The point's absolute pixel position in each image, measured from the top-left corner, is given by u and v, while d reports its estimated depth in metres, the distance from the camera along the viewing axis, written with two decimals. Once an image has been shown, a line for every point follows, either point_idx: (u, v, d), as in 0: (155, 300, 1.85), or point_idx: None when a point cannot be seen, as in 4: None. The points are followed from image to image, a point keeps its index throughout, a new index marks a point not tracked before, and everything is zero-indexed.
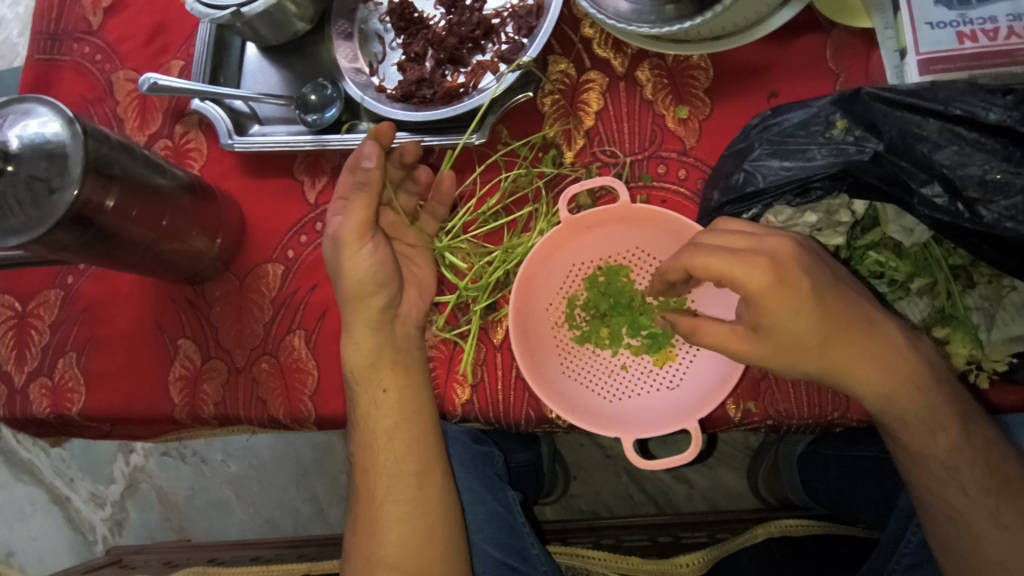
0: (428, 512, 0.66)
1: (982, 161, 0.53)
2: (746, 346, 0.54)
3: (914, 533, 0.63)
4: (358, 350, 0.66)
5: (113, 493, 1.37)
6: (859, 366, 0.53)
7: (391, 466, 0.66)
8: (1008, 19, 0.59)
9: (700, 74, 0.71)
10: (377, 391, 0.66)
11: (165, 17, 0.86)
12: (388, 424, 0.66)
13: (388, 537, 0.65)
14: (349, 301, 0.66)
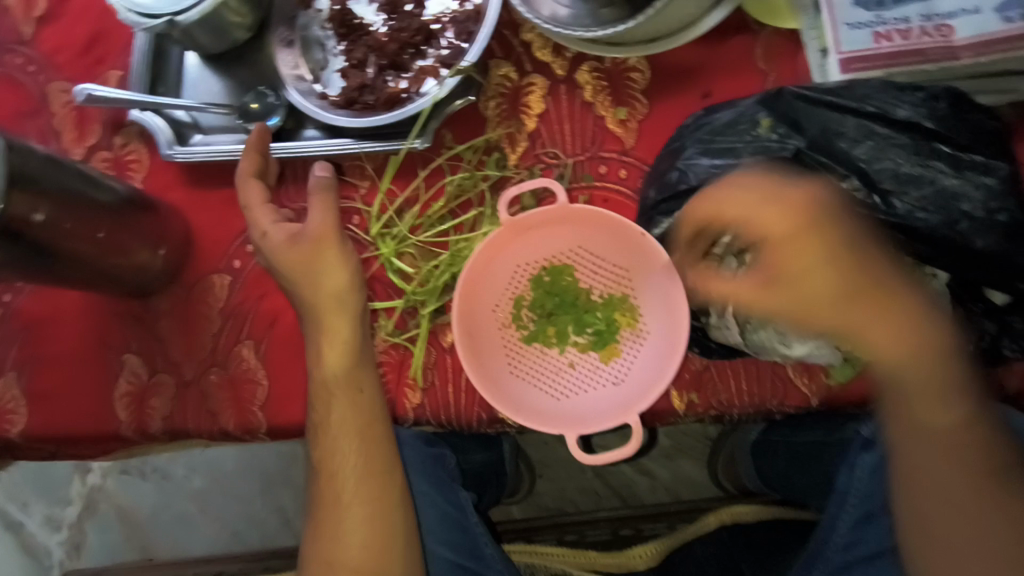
0: (392, 511, 0.66)
1: (894, 155, 0.56)
2: (758, 297, 0.57)
3: (846, 514, 0.66)
4: (329, 350, 0.64)
5: (69, 516, 1.33)
6: (873, 324, 0.55)
7: (355, 469, 0.65)
8: (920, 19, 0.61)
9: (637, 76, 0.73)
10: (341, 392, 0.63)
11: (102, 27, 0.85)
12: (351, 425, 0.64)
13: (350, 540, 0.64)
14: (319, 302, 0.64)
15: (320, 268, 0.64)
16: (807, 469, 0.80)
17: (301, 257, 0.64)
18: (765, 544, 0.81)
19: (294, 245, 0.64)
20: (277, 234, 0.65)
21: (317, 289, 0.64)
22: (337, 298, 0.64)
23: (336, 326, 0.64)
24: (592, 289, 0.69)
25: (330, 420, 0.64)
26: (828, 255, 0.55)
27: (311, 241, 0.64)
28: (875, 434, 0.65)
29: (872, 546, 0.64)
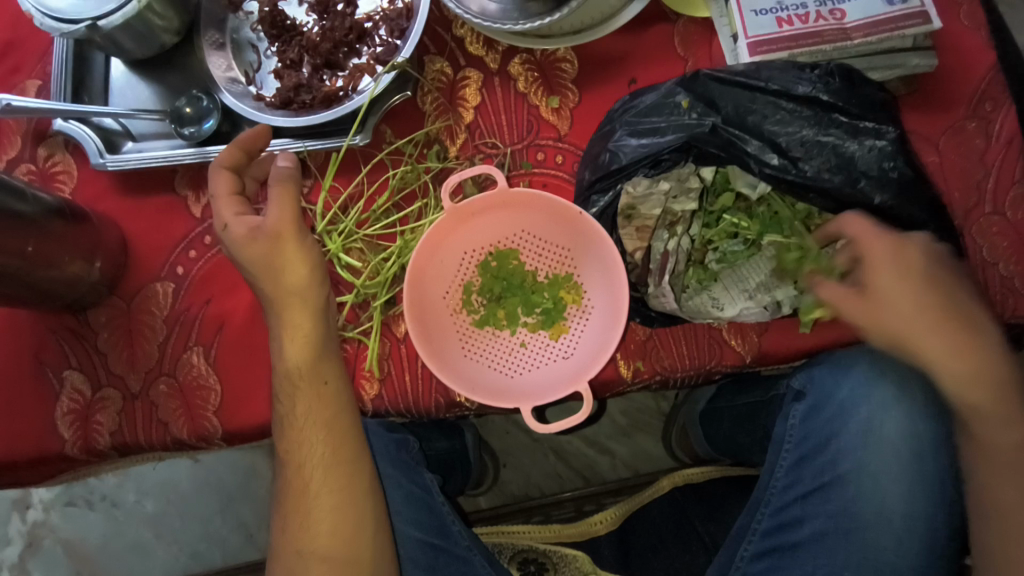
0: (359, 499, 0.65)
1: (800, 126, 0.62)
2: (857, 306, 0.60)
3: (785, 457, 0.72)
4: (292, 348, 0.63)
5: (11, 555, 1.26)
6: (924, 339, 0.59)
7: (322, 460, 0.64)
8: (815, 5, 0.69)
9: (567, 66, 0.76)
10: (305, 385, 0.64)
11: (16, 35, 0.81)
12: (318, 418, 0.64)
13: (319, 528, 0.64)
14: (279, 299, 0.63)
15: (281, 266, 0.63)
16: (749, 427, 0.85)
17: (261, 255, 0.62)
18: (713, 499, 0.87)
19: (255, 243, 0.62)
20: (238, 231, 0.62)
21: (281, 286, 0.63)
22: (299, 294, 0.64)
23: (298, 323, 0.64)
24: (537, 271, 0.72)
25: (296, 415, 0.64)
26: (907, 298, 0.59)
27: (275, 237, 0.62)
28: (803, 384, 0.71)
29: (806, 485, 0.70)
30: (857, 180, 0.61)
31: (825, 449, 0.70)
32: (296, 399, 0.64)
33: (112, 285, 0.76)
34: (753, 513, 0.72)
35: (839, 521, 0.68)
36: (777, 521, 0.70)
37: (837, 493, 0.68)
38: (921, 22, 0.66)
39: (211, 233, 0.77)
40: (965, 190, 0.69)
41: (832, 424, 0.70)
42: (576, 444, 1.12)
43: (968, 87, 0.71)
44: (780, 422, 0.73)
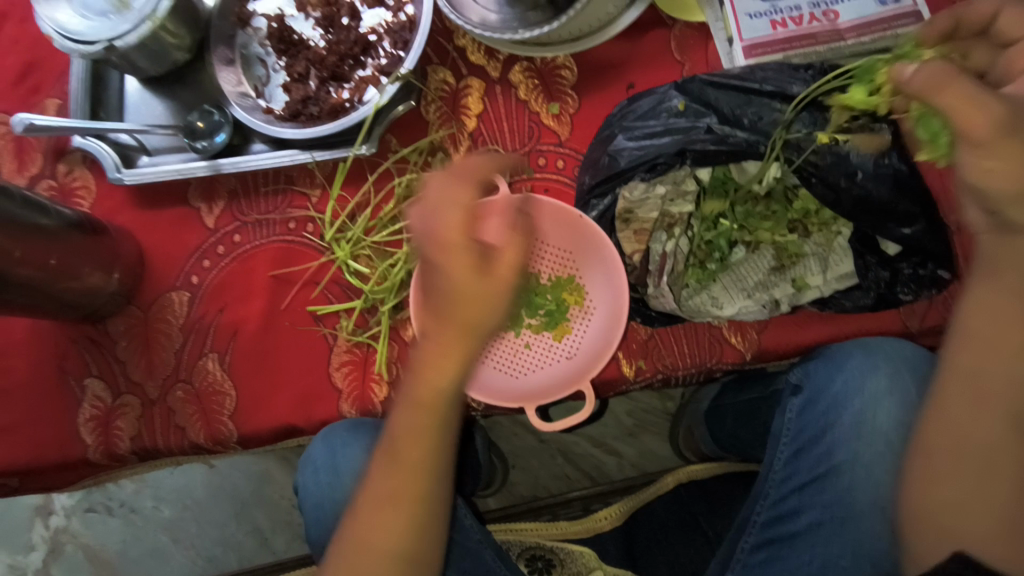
0: (407, 539, 0.57)
1: (797, 126, 0.63)
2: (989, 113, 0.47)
3: (785, 448, 0.73)
4: (426, 377, 0.55)
5: (34, 561, 1.29)
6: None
7: (393, 494, 0.57)
8: (810, 7, 0.70)
9: (567, 72, 0.78)
10: (413, 410, 0.56)
11: (34, 56, 0.85)
12: (408, 446, 0.56)
13: (379, 516, 0.56)
14: (453, 308, 0.52)
15: (452, 293, 0.52)
16: (752, 423, 0.87)
17: (456, 280, 0.51)
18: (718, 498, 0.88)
19: (449, 262, 0.51)
20: (443, 244, 0.51)
21: (440, 312, 0.53)
22: (465, 329, 0.53)
23: (439, 358, 0.54)
24: (540, 273, 0.74)
25: (396, 441, 0.57)
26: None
27: (491, 268, 0.52)
28: (801, 377, 0.73)
29: (803, 477, 0.71)
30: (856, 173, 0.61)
31: (820, 441, 0.71)
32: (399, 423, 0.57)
33: (130, 294, 0.79)
34: (752, 506, 0.73)
35: (836, 510, 0.68)
36: (775, 513, 0.71)
37: (833, 484, 0.69)
38: (914, 21, 0.68)
39: (223, 243, 0.79)
40: None
41: (827, 416, 0.71)
42: (583, 445, 1.14)
43: None
44: (781, 416, 0.74)
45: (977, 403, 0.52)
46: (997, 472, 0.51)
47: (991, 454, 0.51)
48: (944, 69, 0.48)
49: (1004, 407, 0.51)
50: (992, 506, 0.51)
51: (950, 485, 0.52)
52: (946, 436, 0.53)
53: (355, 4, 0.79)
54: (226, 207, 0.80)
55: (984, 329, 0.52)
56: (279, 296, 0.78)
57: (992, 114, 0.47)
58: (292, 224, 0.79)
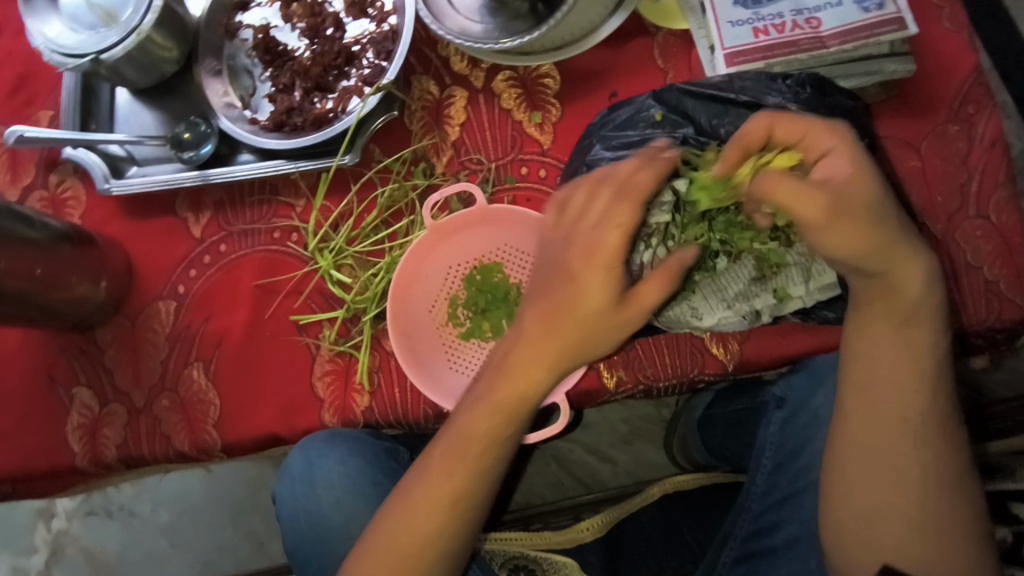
0: (444, 538, 0.60)
1: None
2: (812, 200, 0.52)
3: (766, 459, 0.72)
4: (510, 382, 0.61)
5: (36, 563, 1.31)
6: (895, 262, 0.54)
7: (443, 493, 0.60)
8: (792, 14, 0.69)
9: (550, 81, 0.78)
10: (481, 410, 0.60)
11: (28, 69, 0.86)
12: (468, 445, 0.60)
13: (423, 498, 0.60)
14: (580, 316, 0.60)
15: (569, 307, 0.60)
16: (739, 434, 0.86)
17: (585, 294, 0.59)
18: (702, 506, 0.84)
19: (577, 278, 0.60)
20: (590, 257, 0.59)
21: (547, 325, 0.60)
22: (569, 348, 0.60)
23: (528, 367, 0.61)
24: (521, 283, 0.74)
25: (466, 437, 0.60)
26: (868, 220, 0.52)
27: (625, 298, 0.60)
28: (784, 391, 0.73)
29: (781, 492, 0.70)
30: None
31: (800, 455, 0.70)
32: (470, 420, 0.61)
33: (118, 303, 0.80)
34: (734, 519, 0.73)
35: (813, 526, 0.67)
36: (756, 526, 0.71)
37: (810, 500, 0.68)
38: (897, 28, 0.67)
39: (210, 252, 0.80)
40: (948, 194, 0.70)
41: (807, 431, 0.70)
42: (577, 452, 1.13)
43: (951, 89, 0.71)
44: (767, 428, 0.73)
45: (877, 423, 0.58)
46: (899, 481, 0.58)
47: (897, 466, 0.57)
48: (774, 179, 0.52)
49: (900, 425, 0.57)
50: (898, 512, 0.58)
51: (861, 498, 0.59)
52: (853, 455, 0.59)
53: (339, 14, 0.80)
54: (213, 216, 0.81)
55: (872, 355, 0.58)
56: (262, 305, 0.78)
57: (815, 204, 0.52)
58: (277, 233, 0.80)
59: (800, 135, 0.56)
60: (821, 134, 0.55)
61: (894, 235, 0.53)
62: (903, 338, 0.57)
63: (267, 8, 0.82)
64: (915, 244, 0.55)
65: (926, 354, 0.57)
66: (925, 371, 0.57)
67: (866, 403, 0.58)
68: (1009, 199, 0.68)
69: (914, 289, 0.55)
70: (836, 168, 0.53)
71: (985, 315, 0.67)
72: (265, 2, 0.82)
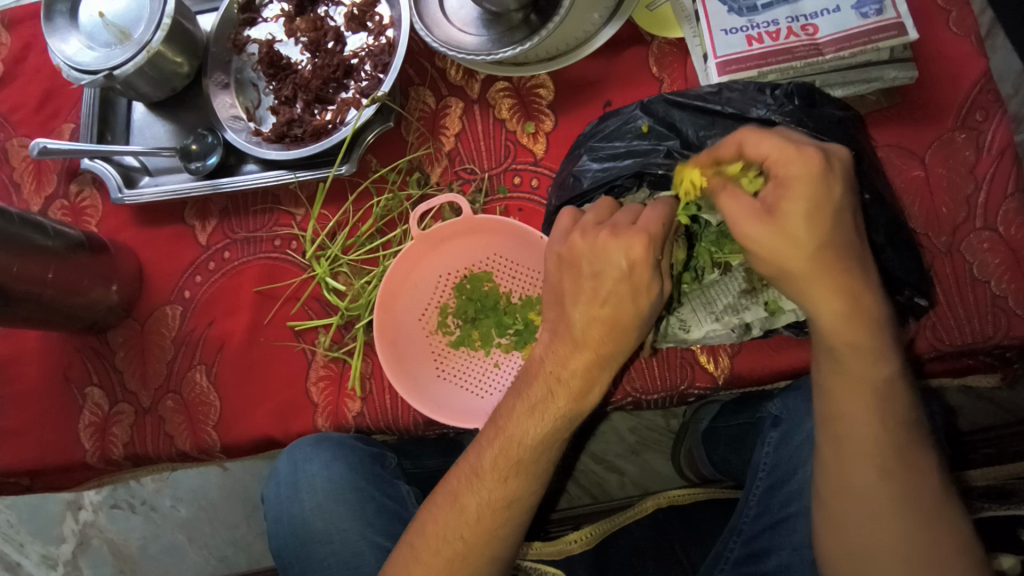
0: (491, 543, 0.57)
1: None
2: (757, 225, 0.50)
3: (761, 481, 0.71)
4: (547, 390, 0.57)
5: (65, 553, 1.33)
6: (830, 289, 0.50)
7: (490, 499, 0.57)
8: (787, 22, 0.68)
9: (543, 92, 0.78)
10: (534, 413, 0.57)
11: (53, 84, 0.91)
12: (513, 451, 0.57)
13: (462, 510, 0.57)
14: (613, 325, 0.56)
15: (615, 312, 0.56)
16: (740, 449, 0.84)
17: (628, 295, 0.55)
18: (695, 522, 0.83)
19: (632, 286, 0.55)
20: (634, 269, 0.55)
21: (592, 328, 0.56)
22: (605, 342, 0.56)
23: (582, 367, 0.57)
24: (511, 293, 0.76)
25: (512, 440, 0.57)
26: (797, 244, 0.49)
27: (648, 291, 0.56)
28: (780, 410, 0.72)
29: (773, 515, 0.68)
30: None
31: (791, 478, 0.68)
32: (514, 423, 0.57)
33: (129, 307, 0.83)
34: (726, 540, 0.71)
35: (805, 553, 0.65)
36: (747, 550, 0.69)
37: (802, 526, 0.66)
38: (896, 34, 0.65)
39: (215, 259, 0.83)
40: (954, 204, 0.67)
41: (800, 454, 0.68)
42: (584, 461, 1.10)
43: (958, 96, 0.69)
44: (761, 449, 0.72)
45: (846, 457, 0.53)
46: (879, 514, 0.52)
47: (870, 505, 0.52)
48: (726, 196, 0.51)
49: (866, 460, 0.52)
50: (888, 547, 0.52)
51: (849, 534, 0.53)
52: (830, 492, 0.54)
53: (340, 28, 0.82)
54: (218, 225, 0.84)
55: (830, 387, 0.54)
56: (263, 310, 0.81)
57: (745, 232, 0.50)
58: (277, 240, 0.82)
59: (765, 154, 0.51)
60: (776, 155, 0.50)
61: (816, 268, 0.49)
62: (843, 371, 0.52)
63: (273, 23, 0.85)
64: (847, 267, 0.50)
65: (873, 386, 0.52)
66: (874, 402, 0.52)
67: (833, 434, 0.54)
68: (1018, 211, 0.65)
69: (841, 324, 0.51)
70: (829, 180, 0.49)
71: (990, 332, 0.64)
72: (271, 17, 0.85)
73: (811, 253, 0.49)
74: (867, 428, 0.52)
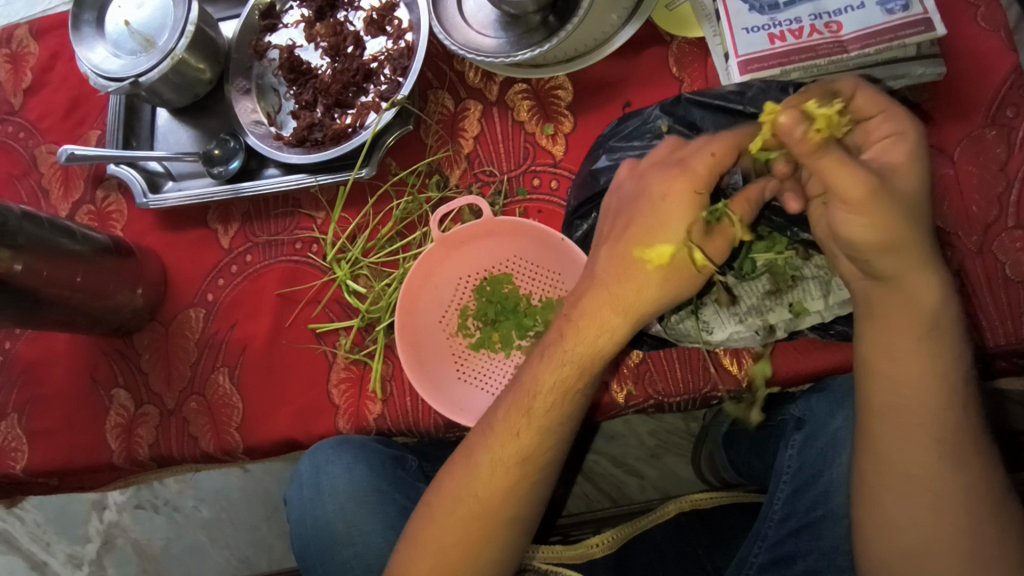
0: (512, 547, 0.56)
1: None
2: (858, 191, 0.47)
3: (785, 484, 0.70)
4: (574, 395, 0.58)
5: (90, 552, 1.36)
6: (907, 268, 0.50)
7: (511, 500, 0.56)
8: (810, 19, 0.67)
9: (562, 93, 0.78)
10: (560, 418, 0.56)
11: (80, 92, 0.93)
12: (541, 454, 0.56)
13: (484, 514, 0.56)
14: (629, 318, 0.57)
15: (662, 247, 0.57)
16: (763, 453, 0.83)
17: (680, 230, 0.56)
18: (717, 527, 0.82)
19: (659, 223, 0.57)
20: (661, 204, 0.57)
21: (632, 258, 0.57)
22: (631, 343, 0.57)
23: None
24: (531, 294, 0.76)
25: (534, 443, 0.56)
26: (896, 206, 0.48)
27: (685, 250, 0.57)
28: (803, 411, 0.71)
29: (798, 519, 0.67)
30: None
31: (818, 481, 0.67)
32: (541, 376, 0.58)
33: (153, 310, 0.84)
34: (750, 545, 0.70)
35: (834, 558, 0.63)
36: (773, 555, 0.67)
37: (829, 530, 0.65)
38: (924, 30, 0.64)
39: (238, 261, 0.84)
40: (985, 204, 0.66)
41: (824, 458, 0.67)
42: (603, 464, 1.09)
43: (987, 92, 0.67)
44: (787, 451, 0.71)
45: (911, 445, 0.52)
46: (932, 502, 0.51)
47: (929, 489, 0.51)
48: (834, 164, 0.47)
49: (932, 442, 0.51)
50: (942, 547, 0.51)
51: (901, 527, 0.52)
52: (879, 477, 0.53)
53: (359, 33, 0.83)
54: (240, 228, 0.85)
55: (886, 364, 0.53)
56: (284, 313, 0.81)
57: (859, 186, 0.47)
58: (298, 244, 0.83)
59: (875, 110, 0.52)
60: (882, 119, 0.52)
61: (910, 235, 0.49)
62: (891, 345, 0.52)
63: (293, 29, 0.86)
64: (917, 246, 0.50)
65: (932, 363, 0.52)
66: (943, 382, 0.52)
67: (887, 417, 0.53)
68: None
69: (928, 296, 0.51)
70: (889, 151, 0.51)
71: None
72: (291, 23, 0.86)
73: (900, 225, 0.48)
74: (927, 417, 0.51)
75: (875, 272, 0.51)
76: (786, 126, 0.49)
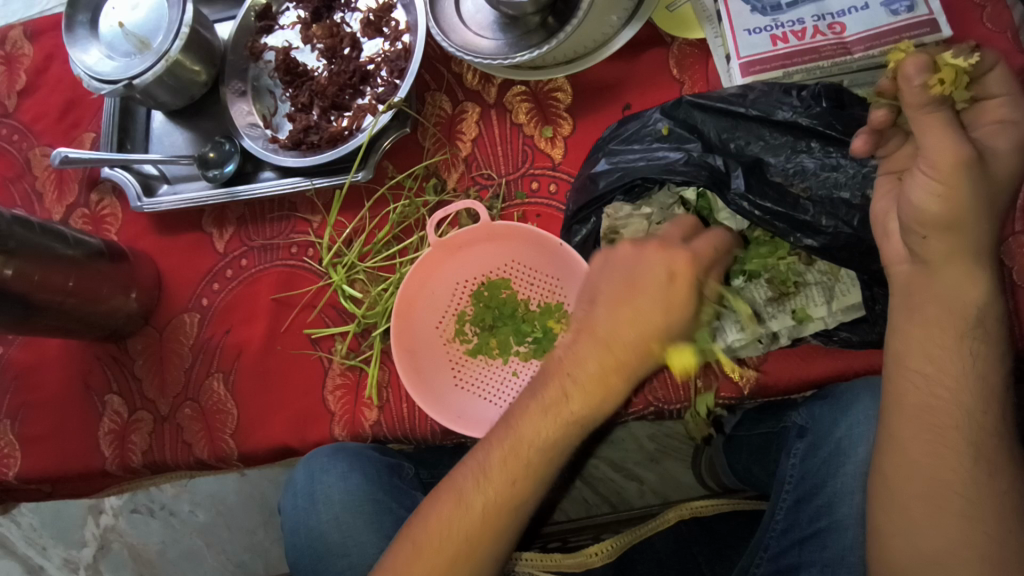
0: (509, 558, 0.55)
1: (784, 155, 0.62)
2: (955, 160, 0.46)
3: (786, 494, 0.69)
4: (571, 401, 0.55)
5: (86, 556, 1.35)
6: (959, 262, 0.50)
7: (507, 508, 0.55)
8: (813, 20, 0.66)
9: (561, 95, 0.77)
10: (558, 424, 0.55)
11: (75, 94, 0.92)
12: (538, 462, 0.55)
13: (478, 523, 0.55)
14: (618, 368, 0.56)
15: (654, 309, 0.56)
16: (764, 461, 0.82)
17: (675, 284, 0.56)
18: (719, 535, 0.81)
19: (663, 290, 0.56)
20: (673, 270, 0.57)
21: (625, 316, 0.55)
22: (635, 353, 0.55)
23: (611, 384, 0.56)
24: (529, 299, 0.75)
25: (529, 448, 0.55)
26: (978, 185, 0.47)
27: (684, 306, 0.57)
28: (806, 420, 0.70)
29: (802, 530, 0.66)
30: (838, 210, 0.60)
31: (820, 491, 0.66)
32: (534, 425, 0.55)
33: (147, 315, 0.83)
34: (752, 556, 0.68)
35: (837, 570, 0.62)
36: (775, 566, 0.66)
37: (833, 541, 0.63)
38: (929, 31, 0.63)
39: (233, 266, 0.83)
40: None
41: (828, 466, 0.66)
42: (602, 469, 1.08)
43: None
44: (789, 459, 0.70)
45: (933, 448, 0.51)
46: (954, 507, 0.50)
47: (950, 492, 0.50)
48: (936, 125, 0.47)
49: (957, 447, 0.50)
50: (962, 548, 0.50)
51: (922, 532, 0.51)
52: (901, 481, 0.52)
53: (356, 35, 0.82)
54: (236, 232, 0.83)
55: (916, 361, 0.52)
56: (280, 318, 0.80)
57: (951, 153, 0.46)
58: (294, 248, 0.82)
59: (1001, 93, 0.53)
60: (1000, 104, 0.52)
61: (977, 219, 0.48)
62: (929, 339, 0.51)
63: (289, 31, 0.85)
64: (980, 238, 0.49)
65: (974, 365, 0.51)
66: (976, 384, 0.51)
67: (912, 417, 0.52)
68: None
69: (975, 293, 0.50)
70: (1003, 134, 0.51)
71: None
72: (288, 25, 0.85)
73: (975, 207, 0.48)
74: (961, 416, 0.51)
75: (922, 255, 0.51)
76: (907, 71, 0.46)
